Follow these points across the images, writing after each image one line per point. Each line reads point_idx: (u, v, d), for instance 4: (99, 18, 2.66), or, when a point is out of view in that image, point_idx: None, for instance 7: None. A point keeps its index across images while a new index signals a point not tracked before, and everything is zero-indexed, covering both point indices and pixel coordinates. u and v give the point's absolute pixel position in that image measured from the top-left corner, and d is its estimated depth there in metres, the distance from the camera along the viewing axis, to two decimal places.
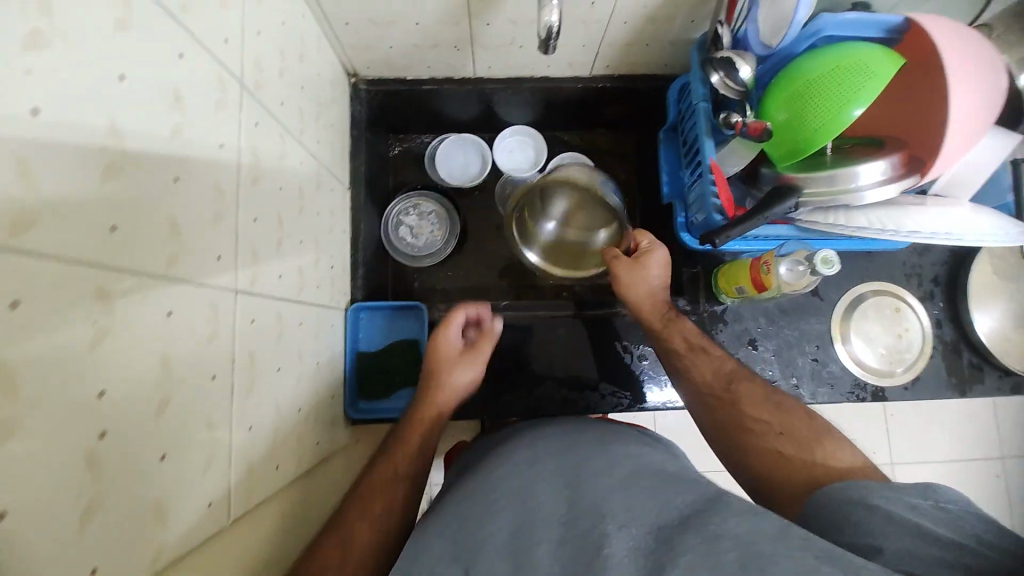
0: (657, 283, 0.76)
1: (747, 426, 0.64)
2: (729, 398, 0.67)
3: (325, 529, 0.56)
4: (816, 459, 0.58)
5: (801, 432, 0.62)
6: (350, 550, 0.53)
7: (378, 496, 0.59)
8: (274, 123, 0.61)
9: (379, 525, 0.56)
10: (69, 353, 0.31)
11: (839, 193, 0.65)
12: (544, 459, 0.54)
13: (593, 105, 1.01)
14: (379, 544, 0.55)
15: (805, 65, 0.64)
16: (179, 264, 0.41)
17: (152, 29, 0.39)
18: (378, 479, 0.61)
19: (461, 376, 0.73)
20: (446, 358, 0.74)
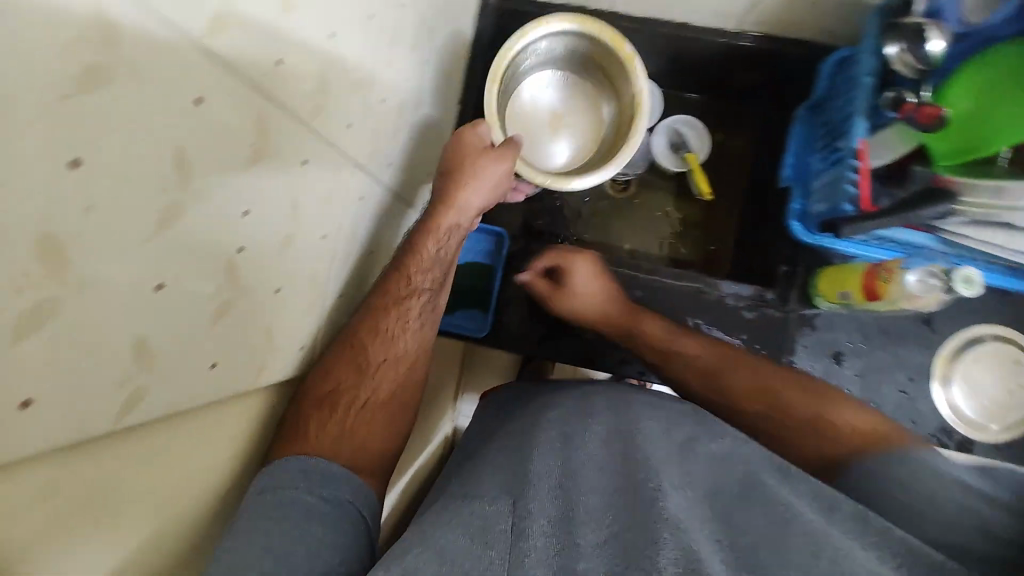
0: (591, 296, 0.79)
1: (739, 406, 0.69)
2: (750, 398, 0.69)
3: (319, 400, 0.56)
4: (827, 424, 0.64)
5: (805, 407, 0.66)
6: (361, 421, 0.58)
7: (381, 373, 0.61)
8: (414, 12, 0.61)
9: (385, 400, 0.60)
10: (230, 165, 0.33)
11: (1002, 210, 0.57)
12: (604, 400, 0.53)
13: (728, 67, 0.93)
14: (387, 414, 0.60)
15: (1014, 50, 0.56)
16: (318, 118, 0.43)
17: None
18: (374, 355, 0.60)
19: (480, 192, 0.66)
20: (464, 160, 0.66)
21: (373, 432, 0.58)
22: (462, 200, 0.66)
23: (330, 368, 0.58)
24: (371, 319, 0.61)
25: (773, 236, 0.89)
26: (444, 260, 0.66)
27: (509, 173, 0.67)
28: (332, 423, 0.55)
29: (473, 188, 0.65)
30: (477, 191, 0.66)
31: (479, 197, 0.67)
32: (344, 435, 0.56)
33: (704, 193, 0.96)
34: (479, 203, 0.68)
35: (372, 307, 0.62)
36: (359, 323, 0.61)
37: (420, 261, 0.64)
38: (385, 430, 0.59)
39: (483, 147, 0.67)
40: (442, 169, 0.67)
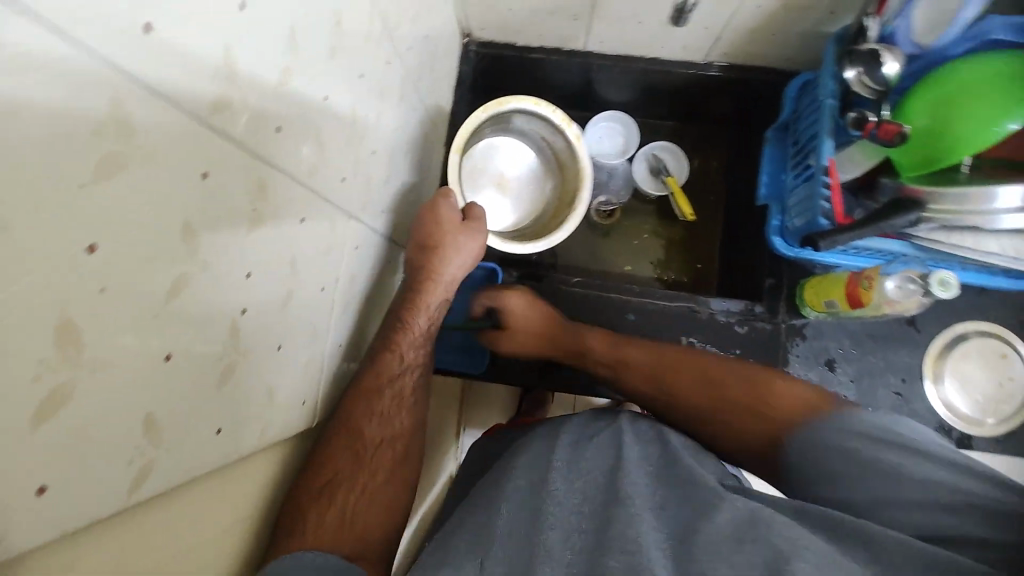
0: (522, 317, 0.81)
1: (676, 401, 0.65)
2: (718, 402, 0.62)
3: (312, 491, 0.51)
4: (774, 411, 0.59)
5: (769, 396, 0.60)
6: (357, 510, 0.54)
7: (376, 455, 0.58)
8: (400, 67, 0.64)
9: (381, 484, 0.57)
10: (234, 233, 0.34)
11: (968, 212, 0.60)
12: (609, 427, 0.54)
13: (698, 95, 0.98)
14: (383, 500, 0.56)
15: (969, 65, 0.59)
16: (315, 177, 0.44)
17: None
18: (369, 436, 0.58)
19: (460, 262, 0.72)
20: (445, 232, 0.71)
21: (368, 518, 0.54)
22: (446, 270, 0.71)
23: (325, 455, 0.54)
24: (364, 401, 0.59)
25: (756, 252, 0.92)
26: (432, 331, 0.71)
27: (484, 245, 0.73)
28: (329, 510, 0.51)
29: (453, 258, 0.71)
30: (459, 259, 0.71)
31: (461, 266, 0.72)
32: (342, 522, 0.52)
33: (686, 214, 0.99)
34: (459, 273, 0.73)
35: (362, 389, 0.60)
36: (352, 407, 0.58)
37: (410, 336, 0.67)
38: (381, 516, 0.55)
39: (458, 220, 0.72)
40: (423, 242, 0.71)
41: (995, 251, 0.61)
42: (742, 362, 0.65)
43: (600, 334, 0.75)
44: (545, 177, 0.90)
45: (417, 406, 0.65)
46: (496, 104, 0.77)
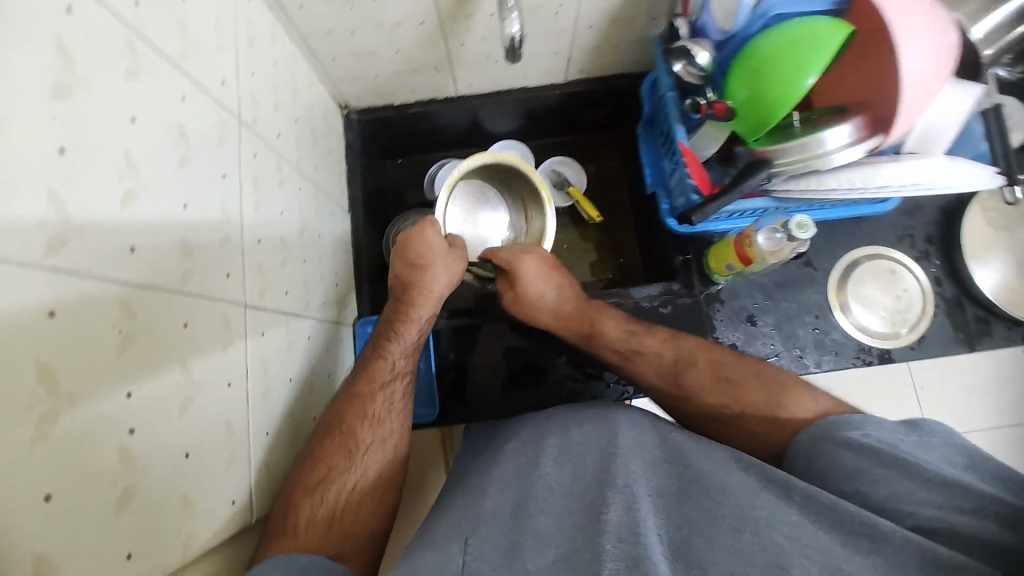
0: (551, 296, 0.79)
1: (693, 394, 0.70)
2: (670, 382, 0.72)
3: (307, 489, 0.57)
4: (749, 415, 0.64)
5: (777, 395, 0.64)
6: (348, 510, 0.58)
7: (369, 456, 0.63)
8: (272, 154, 0.67)
9: (374, 483, 0.62)
10: (103, 358, 0.35)
11: (808, 159, 0.68)
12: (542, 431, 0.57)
13: (572, 110, 1.06)
14: (374, 500, 0.61)
15: (759, 43, 0.67)
16: (192, 280, 0.46)
17: (155, 74, 0.44)
18: (362, 438, 0.63)
19: (445, 280, 0.72)
20: (426, 252, 0.70)
21: (358, 516, 0.58)
22: (433, 288, 0.71)
23: (320, 454, 0.60)
24: (354, 407, 0.64)
25: (660, 235, 0.99)
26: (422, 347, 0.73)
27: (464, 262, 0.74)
28: (320, 511, 0.56)
29: (439, 276, 0.71)
30: (445, 278, 0.72)
31: (446, 282, 0.72)
32: (334, 523, 0.56)
33: (592, 216, 1.05)
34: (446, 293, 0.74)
35: (356, 394, 0.66)
36: (343, 408, 0.64)
37: (404, 346, 0.70)
38: (369, 515, 0.59)
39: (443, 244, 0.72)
40: (406, 261, 0.71)
41: (834, 185, 0.69)
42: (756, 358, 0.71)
43: (644, 336, 0.76)
44: (511, 210, 0.89)
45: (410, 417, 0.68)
46: (490, 159, 0.77)
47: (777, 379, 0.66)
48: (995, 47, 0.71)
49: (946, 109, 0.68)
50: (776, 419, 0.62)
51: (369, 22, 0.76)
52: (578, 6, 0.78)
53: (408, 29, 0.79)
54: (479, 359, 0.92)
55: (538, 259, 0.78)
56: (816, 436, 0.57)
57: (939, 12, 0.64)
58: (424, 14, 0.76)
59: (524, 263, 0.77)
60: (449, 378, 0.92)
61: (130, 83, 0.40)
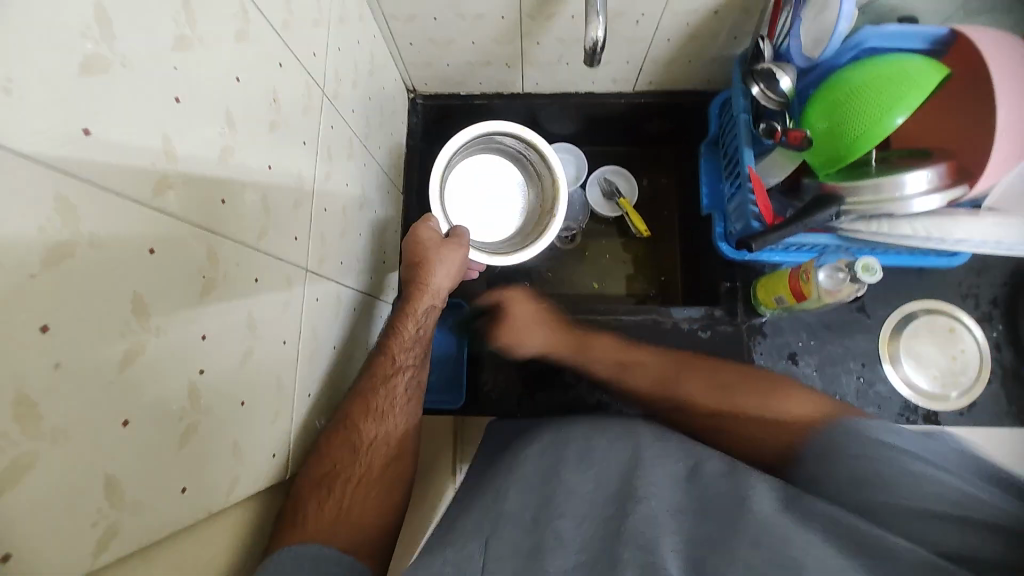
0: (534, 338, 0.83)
1: (741, 417, 0.60)
2: (720, 409, 0.62)
3: (312, 485, 0.54)
4: (795, 420, 0.56)
5: (785, 404, 0.58)
6: (354, 500, 0.57)
7: (372, 452, 0.61)
8: (345, 128, 0.69)
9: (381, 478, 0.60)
10: (186, 299, 0.37)
11: (883, 201, 0.66)
12: (574, 433, 0.57)
13: (634, 122, 1.05)
14: (380, 496, 0.60)
15: (844, 75, 0.65)
16: (267, 238, 0.48)
17: (260, 38, 0.46)
18: (366, 433, 0.61)
19: (445, 276, 0.73)
20: (427, 249, 0.73)
21: (366, 512, 0.57)
22: (433, 282, 0.73)
23: (325, 448, 0.57)
24: (359, 399, 0.62)
25: (708, 259, 0.97)
26: (424, 340, 0.73)
27: (464, 258, 0.75)
28: (326, 507, 0.54)
29: (438, 270, 0.72)
30: (442, 274, 0.73)
31: (447, 279, 0.74)
32: (341, 511, 0.55)
33: (641, 230, 1.04)
34: (448, 287, 0.75)
35: (361, 388, 0.63)
36: (351, 403, 0.62)
37: (401, 341, 0.69)
38: (378, 512, 0.58)
39: (439, 239, 0.75)
40: (408, 259, 0.74)
41: (907, 232, 0.67)
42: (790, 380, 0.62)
43: (653, 356, 0.73)
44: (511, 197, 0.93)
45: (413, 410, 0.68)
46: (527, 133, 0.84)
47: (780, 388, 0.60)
48: None
49: None
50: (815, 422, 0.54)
51: (452, 12, 0.78)
52: (660, 18, 0.78)
53: (488, 22, 0.80)
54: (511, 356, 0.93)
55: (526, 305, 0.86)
56: (836, 448, 0.50)
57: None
58: (506, 10, 0.77)
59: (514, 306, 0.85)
60: (479, 371, 0.93)
61: (239, 43, 0.43)
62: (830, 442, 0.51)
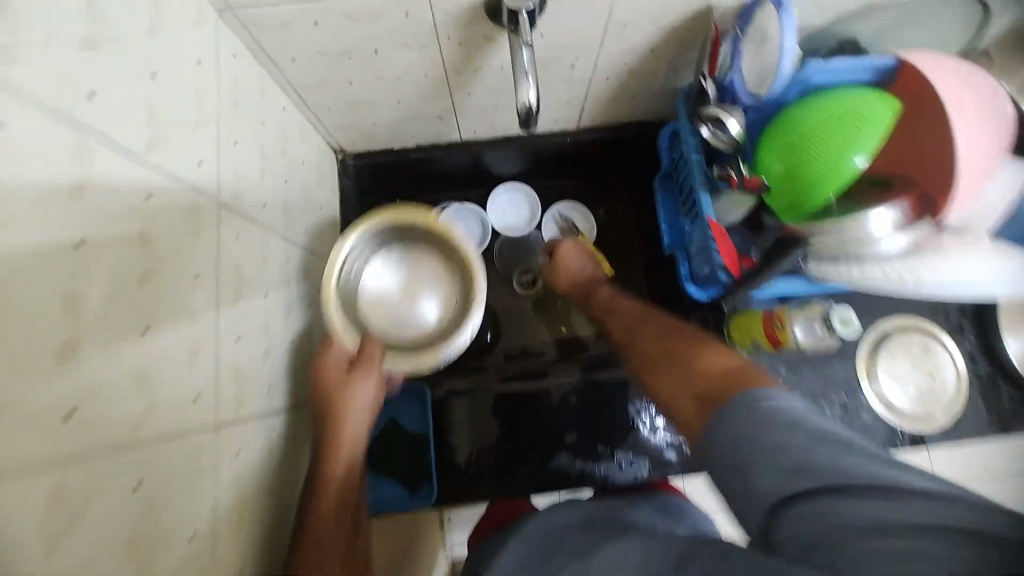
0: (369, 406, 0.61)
1: (624, 344, 0.66)
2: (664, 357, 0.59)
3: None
4: (702, 377, 0.50)
5: (693, 364, 0.53)
6: None
7: None
8: (256, 228, 0.59)
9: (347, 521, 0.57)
10: (19, 567, 0.28)
11: (855, 244, 0.62)
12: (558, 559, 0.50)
13: (584, 157, 0.99)
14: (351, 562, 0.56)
15: (796, 114, 0.61)
16: (154, 418, 0.39)
17: (101, 184, 0.37)
18: None
19: (369, 390, 0.61)
20: (336, 381, 0.60)
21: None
22: (349, 417, 0.60)
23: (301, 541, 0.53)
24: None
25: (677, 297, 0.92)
26: (356, 471, 0.60)
27: (384, 371, 0.62)
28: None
29: (356, 395, 0.60)
30: (362, 396, 0.60)
31: (366, 410, 0.61)
32: None
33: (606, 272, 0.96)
34: (370, 405, 0.62)
35: (296, 551, 0.52)
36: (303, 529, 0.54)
37: (327, 486, 0.56)
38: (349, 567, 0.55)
39: (346, 366, 0.61)
40: (317, 413, 0.60)
41: (881, 276, 0.63)
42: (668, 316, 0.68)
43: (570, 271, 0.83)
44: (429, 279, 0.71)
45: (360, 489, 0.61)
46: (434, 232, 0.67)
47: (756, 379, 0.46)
48: None
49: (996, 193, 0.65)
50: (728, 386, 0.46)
51: (368, 74, 0.69)
52: (597, 60, 0.72)
53: (411, 80, 0.72)
54: (488, 432, 0.86)
55: (371, 386, 0.61)
56: (724, 426, 0.43)
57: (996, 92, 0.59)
58: (430, 67, 0.69)
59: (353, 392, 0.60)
60: (448, 457, 0.85)
61: (73, 199, 0.34)
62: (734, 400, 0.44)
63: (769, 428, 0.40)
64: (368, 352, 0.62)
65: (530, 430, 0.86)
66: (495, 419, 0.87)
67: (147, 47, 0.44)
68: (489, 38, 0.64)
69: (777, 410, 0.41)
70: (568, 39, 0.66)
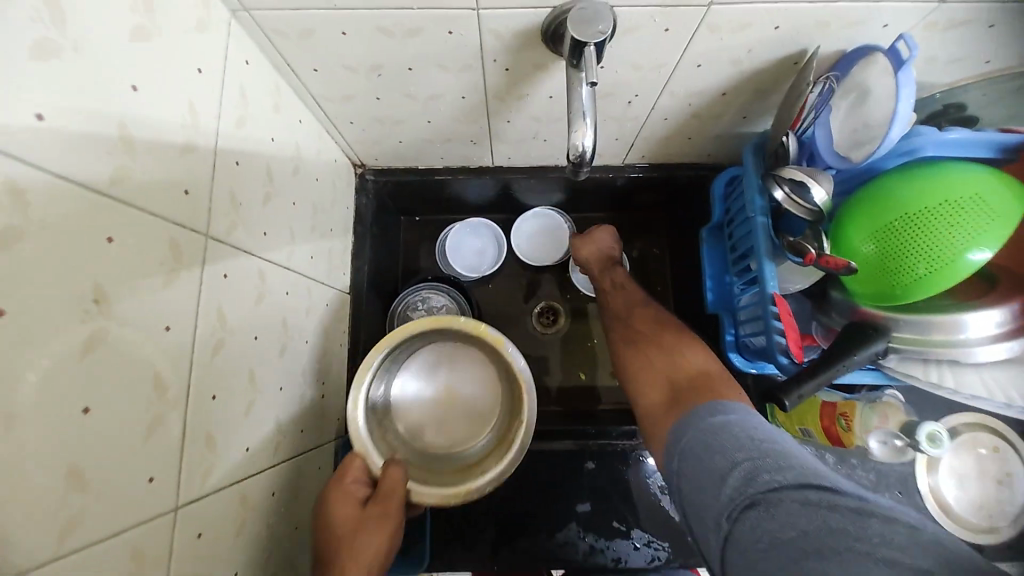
0: (376, 547, 0.56)
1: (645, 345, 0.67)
2: (671, 400, 0.58)
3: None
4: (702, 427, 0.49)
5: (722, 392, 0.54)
6: None
7: None
8: (253, 262, 0.52)
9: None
10: None
11: (947, 347, 0.53)
12: None
13: (626, 193, 0.90)
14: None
15: (897, 189, 0.51)
16: (82, 524, 0.32)
17: (39, 234, 0.29)
18: None
19: (377, 544, 0.57)
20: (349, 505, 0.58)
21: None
22: (358, 547, 0.56)
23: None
24: None
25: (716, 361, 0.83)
26: None
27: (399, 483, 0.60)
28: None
29: (364, 546, 0.56)
30: (370, 539, 0.56)
31: (375, 544, 0.56)
32: None
33: None
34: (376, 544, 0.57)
35: None
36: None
37: None
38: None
39: (358, 503, 0.58)
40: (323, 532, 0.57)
41: (976, 389, 0.54)
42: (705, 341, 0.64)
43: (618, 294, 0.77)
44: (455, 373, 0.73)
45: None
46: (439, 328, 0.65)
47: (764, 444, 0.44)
48: None
49: None
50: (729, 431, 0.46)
51: (398, 92, 0.61)
52: (658, 97, 0.63)
53: (443, 102, 0.64)
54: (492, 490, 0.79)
55: (376, 538, 0.56)
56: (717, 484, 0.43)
57: None
58: (467, 89, 0.61)
59: (361, 536, 0.56)
60: (448, 513, 0.78)
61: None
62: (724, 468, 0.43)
63: (720, 459, 0.44)
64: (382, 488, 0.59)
65: (539, 492, 0.78)
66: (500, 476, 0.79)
67: (131, 55, 0.36)
68: (540, 66, 0.56)
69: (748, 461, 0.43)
70: (630, 73, 0.57)
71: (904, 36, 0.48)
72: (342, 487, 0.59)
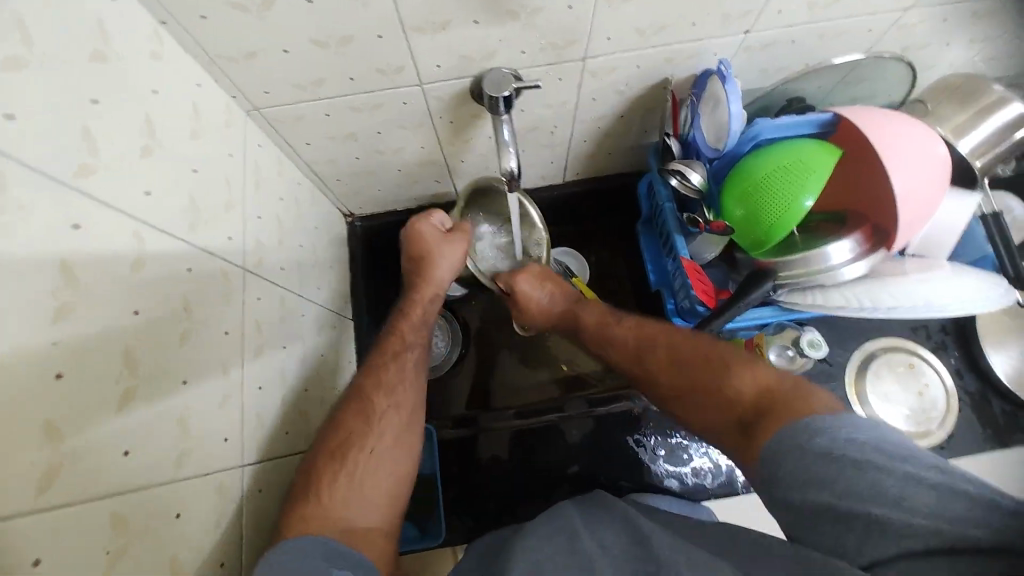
0: (451, 270, 0.81)
1: (682, 394, 0.62)
2: (685, 394, 0.61)
3: (325, 462, 0.56)
4: (732, 407, 0.55)
5: (737, 385, 0.56)
6: (366, 473, 0.57)
7: (384, 420, 0.62)
8: (274, 288, 0.67)
9: (396, 448, 0.61)
10: None
11: (816, 273, 0.68)
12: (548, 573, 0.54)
13: (572, 207, 1.07)
14: (397, 467, 0.60)
15: (750, 164, 0.69)
16: (189, 462, 0.45)
17: (155, 263, 0.45)
18: (379, 405, 0.63)
19: (449, 266, 0.81)
20: (431, 244, 0.81)
21: (382, 479, 0.58)
22: (436, 275, 0.80)
23: (341, 423, 0.60)
24: (371, 375, 0.67)
25: None
26: (428, 323, 0.79)
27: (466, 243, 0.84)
28: (337, 480, 0.55)
29: (442, 263, 0.80)
30: (448, 263, 0.81)
31: (450, 271, 0.81)
32: (354, 483, 0.55)
33: None
34: (447, 278, 0.82)
35: (372, 365, 0.68)
36: (366, 381, 0.65)
37: (412, 321, 0.76)
38: (391, 489, 0.58)
39: (440, 234, 0.83)
40: (414, 257, 0.81)
41: (841, 302, 0.69)
42: (751, 357, 0.59)
43: (619, 347, 0.73)
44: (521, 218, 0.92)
45: (422, 390, 0.69)
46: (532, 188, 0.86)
47: (792, 395, 0.51)
48: (986, 157, 0.73)
49: (947, 218, 0.72)
50: (788, 404, 0.49)
51: (374, 151, 0.80)
52: (572, 125, 0.82)
53: (409, 153, 0.82)
54: (496, 466, 0.91)
55: (456, 253, 0.82)
56: (779, 444, 0.47)
57: (926, 131, 0.66)
58: (426, 140, 0.79)
59: (439, 253, 0.81)
60: (456, 497, 0.89)
61: (134, 274, 0.42)
62: (787, 430, 0.47)
63: (814, 434, 0.45)
64: (454, 234, 0.83)
65: (534, 463, 0.91)
66: (498, 455, 0.91)
67: (192, 147, 0.53)
68: (475, 115, 0.74)
69: (829, 419, 0.46)
70: (543, 111, 0.76)
71: (723, 60, 0.66)
72: (416, 223, 0.81)
